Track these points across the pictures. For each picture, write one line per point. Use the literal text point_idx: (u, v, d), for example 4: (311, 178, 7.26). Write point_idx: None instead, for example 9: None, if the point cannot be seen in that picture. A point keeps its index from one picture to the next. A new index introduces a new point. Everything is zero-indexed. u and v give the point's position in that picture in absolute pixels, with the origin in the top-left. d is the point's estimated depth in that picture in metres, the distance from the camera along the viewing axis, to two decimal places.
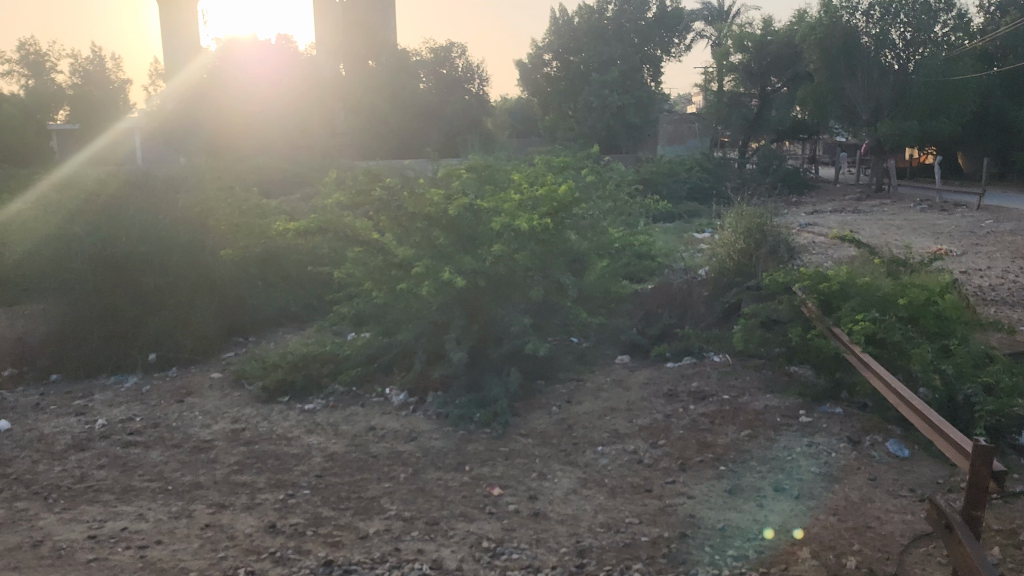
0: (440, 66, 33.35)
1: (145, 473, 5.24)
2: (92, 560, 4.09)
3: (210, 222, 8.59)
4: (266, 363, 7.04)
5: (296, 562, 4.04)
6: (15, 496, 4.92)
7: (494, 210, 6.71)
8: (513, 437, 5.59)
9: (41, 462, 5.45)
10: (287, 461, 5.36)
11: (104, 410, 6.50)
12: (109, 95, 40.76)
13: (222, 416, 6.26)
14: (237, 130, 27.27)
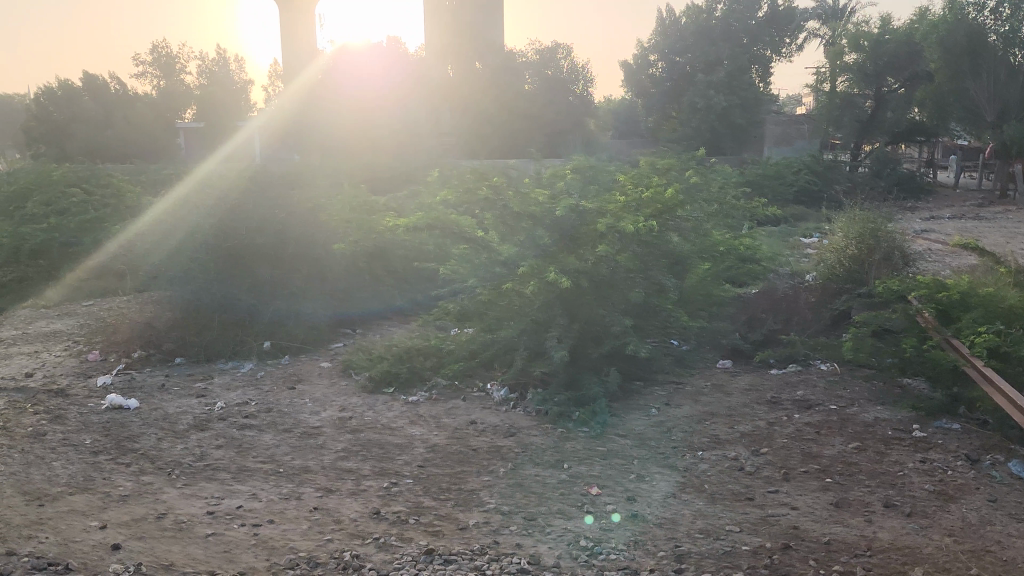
0: (546, 66, 33.54)
1: (258, 455, 5.50)
2: (209, 534, 4.33)
3: (324, 217, 8.96)
4: (372, 355, 7.28)
5: (398, 549, 4.16)
6: (143, 470, 5.25)
7: (598, 210, 6.77)
8: (611, 437, 5.58)
9: (165, 439, 5.80)
10: (391, 450, 5.53)
11: (222, 393, 6.86)
12: (232, 94, 42.69)
13: (330, 404, 6.50)
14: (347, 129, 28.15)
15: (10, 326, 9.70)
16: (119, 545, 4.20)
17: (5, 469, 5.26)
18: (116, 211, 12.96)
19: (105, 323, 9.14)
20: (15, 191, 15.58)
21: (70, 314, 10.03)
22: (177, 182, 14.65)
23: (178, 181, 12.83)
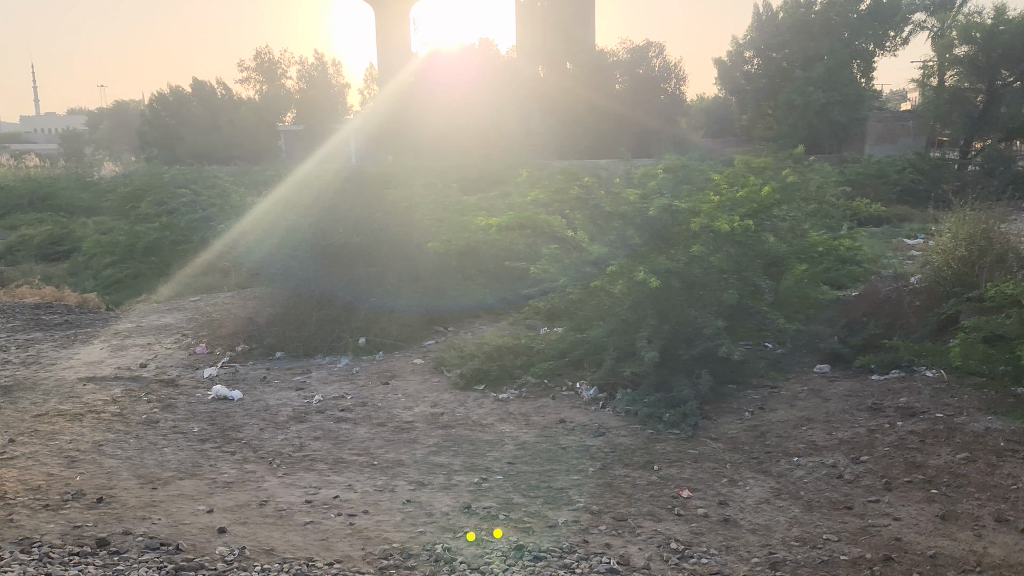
0: (637, 66, 33.00)
1: (353, 447, 5.66)
2: (307, 523, 4.48)
3: (416, 216, 9.11)
4: (463, 352, 7.39)
5: (489, 544, 4.20)
6: (246, 458, 5.49)
7: (691, 210, 6.67)
8: (702, 440, 5.49)
9: (266, 429, 6.04)
10: (481, 446, 5.59)
11: (319, 387, 7.09)
12: (330, 98, 43.98)
13: (422, 400, 6.63)
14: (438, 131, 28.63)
15: (125, 319, 10.29)
16: (225, 529, 4.40)
17: (121, 453, 5.60)
18: (222, 211, 13.54)
19: (211, 318, 9.55)
20: (131, 193, 16.51)
21: (179, 309, 10.55)
22: (278, 182, 15.20)
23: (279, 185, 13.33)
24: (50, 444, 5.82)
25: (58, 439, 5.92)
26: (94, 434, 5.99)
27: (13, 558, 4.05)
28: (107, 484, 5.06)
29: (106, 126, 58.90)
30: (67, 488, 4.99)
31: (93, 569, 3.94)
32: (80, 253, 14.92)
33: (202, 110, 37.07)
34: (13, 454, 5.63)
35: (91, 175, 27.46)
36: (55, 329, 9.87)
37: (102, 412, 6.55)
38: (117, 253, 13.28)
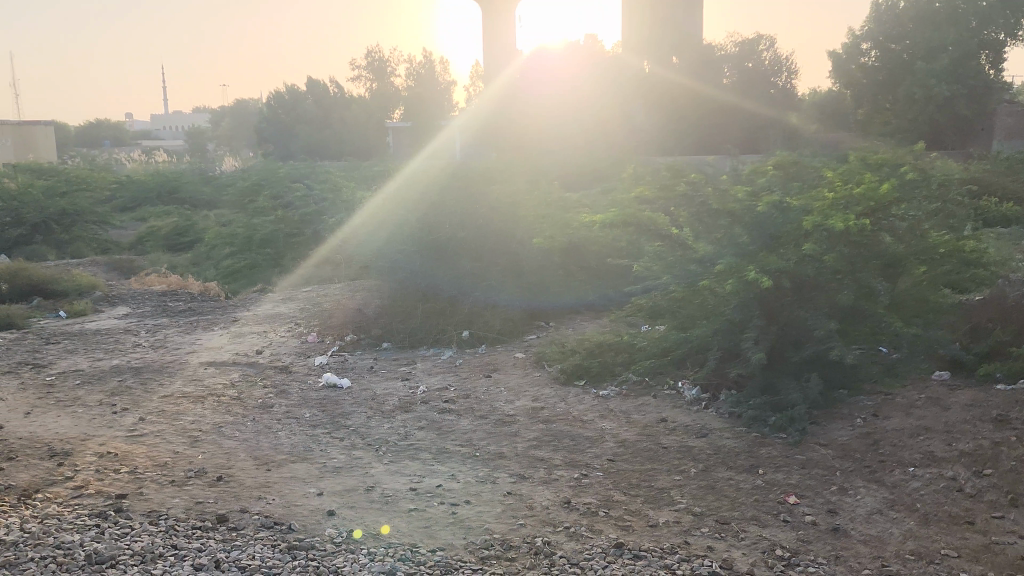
0: (746, 59, 32.40)
1: (456, 438, 5.77)
2: (411, 510, 4.60)
3: (520, 212, 9.18)
4: (564, 348, 7.41)
5: (589, 540, 4.22)
6: (354, 445, 5.67)
7: (803, 208, 6.45)
8: (810, 445, 5.32)
9: (373, 417, 6.23)
10: (581, 442, 5.60)
11: (424, 377, 7.26)
12: (437, 95, 44.77)
13: (523, 393, 6.70)
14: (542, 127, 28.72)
15: (243, 307, 10.81)
16: (333, 511, 4.57)
17: (238, 435, 5.89)
18: (334, 206, 14.03)
19: (322, 308, 9.93)
20: (249, 188, 17.29)
21: (292, 299, 11.00)
22: (387, 178, 15.64)
23: (388, 182, 13.72)
24: (175, 423, 6.19)
25: (182, 419, 6.29)
26: (214, 416, 6.34)
27: (143, 529, 4.34)
28: (226, 463, 5.35)
29: (227, 124, 61.51)
30: (190, 466, 5.31)
31: (213, 543, 4.18)
32: (203, 244, 15.76)
33: (315, 108, 38.46)
34: (142, 432, 6.03)
35: (213, 170, 28.94)
36: (180, 316, 10.47)
37: (221, 395, 6.91)
38: (236, 244, 13.94)
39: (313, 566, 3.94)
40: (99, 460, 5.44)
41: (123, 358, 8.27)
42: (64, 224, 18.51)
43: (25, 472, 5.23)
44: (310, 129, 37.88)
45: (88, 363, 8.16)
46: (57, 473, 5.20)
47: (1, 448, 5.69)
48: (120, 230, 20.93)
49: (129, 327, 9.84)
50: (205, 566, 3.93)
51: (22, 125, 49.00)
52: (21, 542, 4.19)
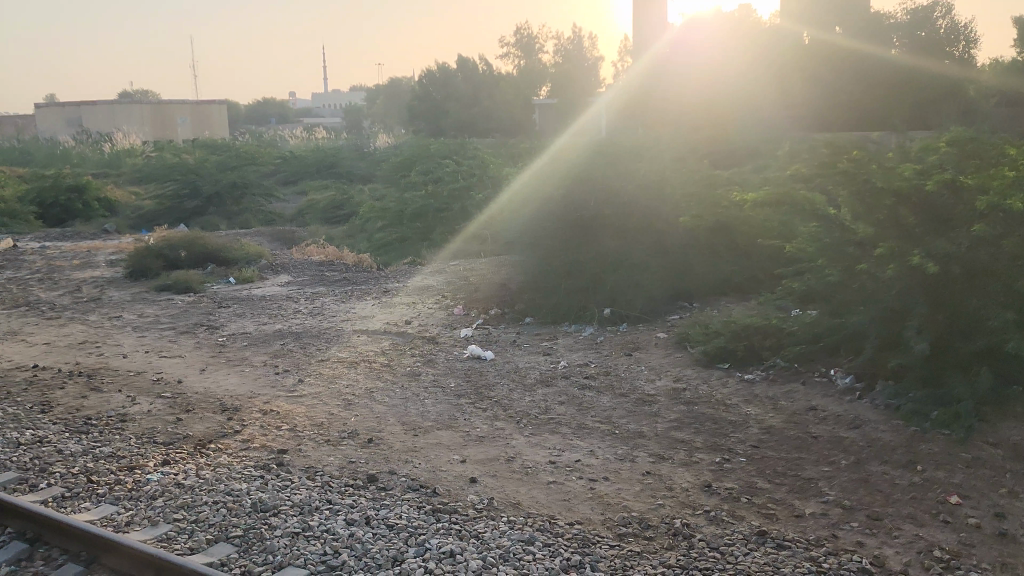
0: (919, 28, 29.86)
1: (596, 414, 5.80)
2: (551, 482, 4.68)
3: (667, 190, 8.95)
4: (709, 329, 7.23)
5: (729, 525, 4.14)
6: (496, 415, 5.82)
7: (980, 187, 5.94)
8: (976, 444, 4.94)
9: (515, 390, 6.36)
10: (725, 426, 5.47)
11: (565, 353, 7.32)
12: (586, 72, 44.39)
13: (665, 373, 6.63)
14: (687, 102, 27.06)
15: (394, 279, 11.25)
16: (475, 478, 4.72)
17: (388, 400, 6.18)
18: (482, 183, 14.30)
19: (469, 282, 10.20)
20: (402, 163, 17.89)
21: (441, 273, 11.33)
22: (534, 155, 15.74)
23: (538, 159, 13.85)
24: (331, 386, 6.57)
25: (338, 382, 6.67)
26: (366, 381, 6.67)
27: (301, 483, 4.65)
28: (376, 427, 5.62)
29: (381, 101, 63.60)
30: (344, 427, 5.61)
31: (364, 500, 4.41)
32: (357, 217, 16.50)
33: (465, 86, 39.16)
34: (302, 392, 6.43)
35: (368, 146, 30.16)
36: (336, 285, 11.04)
37: (373, 361, 7.27)
38: (389, 218, 14.50)
39: (456, 529, 4.09)
40: (264, 416, 5.85)
41: (285, 323, 8.83)
42: (235, 196, 19.91)
43: (200, 424, 5.73)
44: (460, 106, 38.65)
45: (254, 327, 8.79)
46: (227, 426, 5.65)
47: (181, 401, 6.25)
48: (284, 202, 22.25)
49: (291, 294, 10.48)
50: (356, 522, 4.17)
51: (199, 104, 52.88)
52: (196, 487, 4.60)
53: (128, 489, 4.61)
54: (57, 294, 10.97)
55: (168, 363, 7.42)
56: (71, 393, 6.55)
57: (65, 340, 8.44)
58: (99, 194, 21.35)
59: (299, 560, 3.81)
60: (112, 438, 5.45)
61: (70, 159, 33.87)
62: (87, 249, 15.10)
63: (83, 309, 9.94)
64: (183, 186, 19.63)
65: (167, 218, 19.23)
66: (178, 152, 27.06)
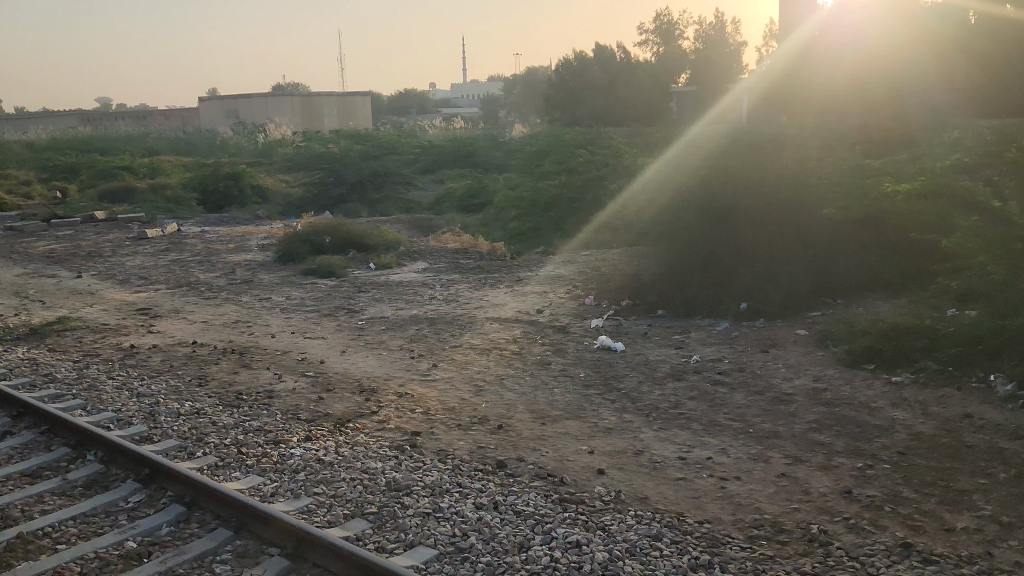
0: None
1: (729, 412, 5.63)
2: (680, 479, 4.59)
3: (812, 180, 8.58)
4: (853, 327, 6.85)
5: (871, 534, 3.93)
6: (625, 408, 5.76)
7: None
8: None
9: (645, 383, 6.27)
10: (868, 431, 5.18)
11: (697, 347, 7.15)
12: (726, 57, 42.85)
13: (804, 372, 6.35)
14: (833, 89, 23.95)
15: (526, 268, 11.32)
16: (603, 470, 4.69)
17: (518, 388, 6.25)
18: (615, 172, 14.13)
19: (601, 272, 10.11)
20: (537, 153, 17.93)
21: (573, 263, 11.30)
22: (668, 144, 15.35)
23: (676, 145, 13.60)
24: (463, 373, 6.70)
25: (469, 368, 6.80)
26: (497, 368, 6.78)
27: (433, 465, 4.78)
28: (506, 414, 5.70)
29: (517, 91, 63.94)
30: (475, 413, 5.72)
31: (493, 485, 4.49)
32: (491, 206, 16.71)
33: (602, 73, 38.69)
34: (435, 377, 6.62)
35: (503, 136, 30.46)
36: (470, 273, 11.24)
37: (504, 349, 7.36)
38: (522, 208, 14.61)
39: (583, 520, 4.09)
40: (399, 398, 6.06)
41: (421, 309, 9.10)
42: (376, 184, 20.62)
43: (340, 404, 5.99)
44: (596, 95, 38.25)
45: (391, 312, 9.09)
46: (364, 407, 5.88)
47: (323, 381, 6.57)
48: (422, 190, 22.80)
49: (427, 280, 10.77)
50: (485, 506, 4.25)
51: (345, 95, 55.05)
52: (335, 463, 4.83)
53: (274, 462, 4.89)
54: (214, 275, 11.76)
55: (311, 344, 7.80)
56: (224, 369, 7.01)
57: (220, 319, 9.04)
58: (253, 182, 22.65)
59: (429, 540, 3.91)
60: (260, 413, 5.80)
61: (228, 150, 36.14)
62: (241, 234, 16.08)
63: (237, 290, 10.59)
64: (328, 174, 20.52)
65: (313, 205, 20.16)
66: (325, 142, 28.33)
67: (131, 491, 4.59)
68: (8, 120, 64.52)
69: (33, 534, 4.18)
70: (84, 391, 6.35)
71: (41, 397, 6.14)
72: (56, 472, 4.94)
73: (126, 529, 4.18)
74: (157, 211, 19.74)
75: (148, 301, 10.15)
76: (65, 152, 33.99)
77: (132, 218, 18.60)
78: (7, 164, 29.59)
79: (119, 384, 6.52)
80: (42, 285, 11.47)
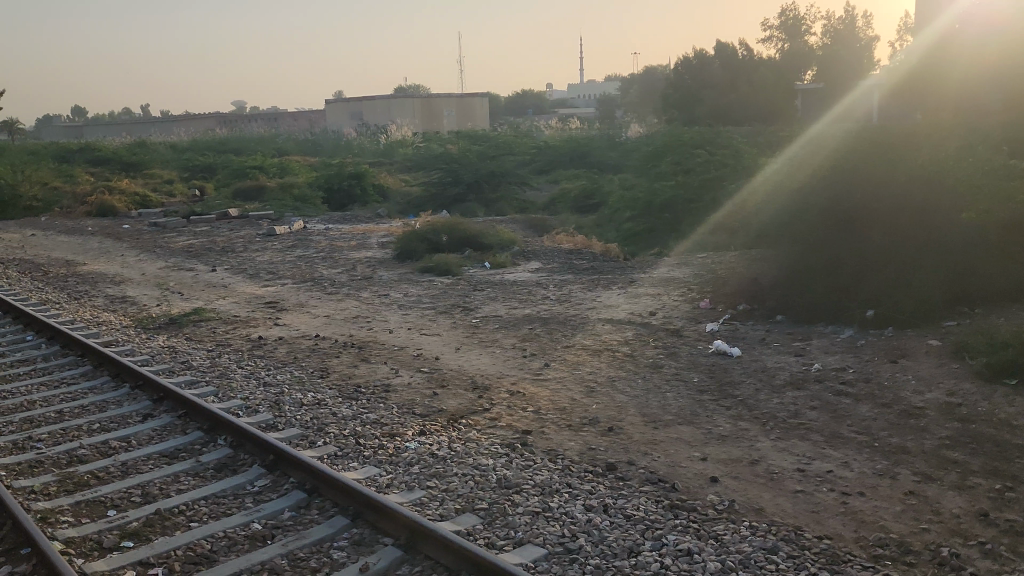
0: None
1: (853, 424, 5.38)
2: (798, 491, 4.43)
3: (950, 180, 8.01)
4: (993, 339, 6.40)
5: (1009, 562, 3.67)
6: (741, 415, 5.60)
7: None
8: None
9: (763, 391, 6.08)
10: (1008, 451, 4.83)
11: (820, 355, 6.87)
12: (857, 53, 40.85)
13: (936, 386, 5.99)
14: (967, 81, 21.85)
15: (640, 269, 11.20)
16: (716, 479, 4.58)
17: (630, 391, 6.18)
18: (734, 170, 13.74)
19: (717, 275, 9.89)
20: (654, 152, 17.69)
21: (687, 265, 11.08)
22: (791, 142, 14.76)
23: (802, 140, 13.08)
24: (574, 373, 6.69)
25: (581, 369, 6.79)
26: (609, 370, 6.73)
27: (543, 464, 4.79)
28: (617, 416, 5.65)
29: (635, 90, 63.14)
30: (586, 414, 5.70)
31: (602, 488, 4.46)
32: (606, 207, 16.61)
33: (723, 71, 37.62)
34: (547, 376, 6.63)
35: (619, 135, 30.18)
36: (584, 273, 11.21)
37: (616, 351, 7.30)
38: (637, 209, 14.44)
39: (694, 528, 4.00)
40: (511, 397, 6.11)
41: (534, 309, 9.14)
42: (492, 184, 20.88)
43: (453, 400, 6.10)
44: (716, 93, 37.27)
45: (505, 311, 9.18)
46: (477, 404, 5.97)
47: (437, 377, 6.72)
48: (537, 189, 22.89)
49: (540, 280, 10.81)
50: (594, 508, 4.23)
51: (463, 96, 55.98)
52: (448, 458, 4.92)
53: (389, 455, 5.03)
54: (336, 271, 12.21)
55: (426, 340, 7.98)
56: (344, 362, 7.27)
57: (341, 313, 9.39)
58: (374, 181, 23.38)
59: (538, 539, 3.92)
60: (377, 406, 5.98)
61: (351, 150, 37.46)
62: (363, 232, 16.63)
63: (358, 286, 10.97)
64: (446, 174, 20.92)
65: (431, 204, 20.61)
66: (444, 143, 28.91)
67: (257, 475, 4.84)
68: (155, 123, 69.21)
69: (169, 511, 4.47)
70: (216, 379, 6.73)
71: (179, 383, 6.56)
72: (190, 454, 5.26)
73: (252, 511, 4.40)
74: (286, 209, 20.69)
75: (275, 295, 10.65)
76: (204, 152, 36.17)
77: (262, 216, 19.57)
78: (153, 163, 31.73)
79: (248, 374, 6.88)
80: (181, 278, 12.24)
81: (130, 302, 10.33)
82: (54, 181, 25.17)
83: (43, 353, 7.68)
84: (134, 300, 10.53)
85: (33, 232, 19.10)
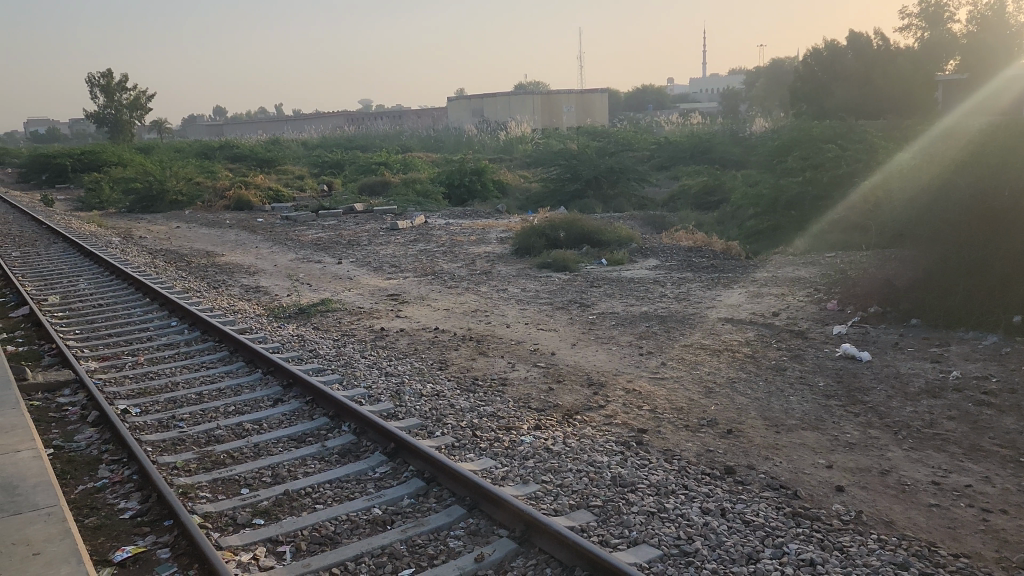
0: None
1: (996, 437, 5.03)
2: (933, 505, 4.18)
3: None
4: None
5: None
6: (871, 423, 5.34)
7: None
8: None
9: (895, 398, 5.77)
10: None
11: (959, 362, 6.46)
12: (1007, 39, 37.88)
13: None
14: None
15: (763, 268, 10.85)
16: (843, 488, 4.39)
17: (751, 393, 6.00)
18: (867, 163, 13.07)
19: (846, 274, 9.46)
20: (779, 147, 17.09)
21: (814, 265, 10.65)
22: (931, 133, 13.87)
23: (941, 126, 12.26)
24: (693, 373, 6.56)
25: (700, 369, 6.64)
26: (729, 371, 6.56)
27: (659, 464, 4.73)
28: (737, 418, 5.51)
29: (760, 83, 61.13)
30: (704, 415, 5.58)
31: (720, 491, 4.36)
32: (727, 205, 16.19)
33: (856, 63, 35.84)
34: (664, 375, 6.53)
35: (741, 130, 29.34)
36: (704, 272, 10.96)
37: (737, 351, 7.11)
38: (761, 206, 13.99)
39: (818, 538, 3.85)
40: (627, 394, 6.07)
41: (651, 307, 9.03)
42: (611, 180, 20.70)
43: (569, 396, 6.11)
44: (847, 85, 35.53)
45: (622, 307, 9.10)
46: (593, 400, 5.95)
47: (554, 372, 6.74)
48: (657, 186, 22.55)
49: (658, 278, 10.66)
50: (711, 511, 4.14)
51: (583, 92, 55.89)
52: (563, 454, 4.93)
53: (504, 447, 5.10)
54: (456, 266, 12.46)
55: (543, 336, 8.01)
56: (462, 355, 7.41)
57: (460, 307, 9.56)
58: (494, 177, 23.66)
59: (653, 539, 3.87)
60: (494, 399, 6.06)
61: (473, 146, 38.13)
62: (482, 227, 16.87)
63: (476, 281, 11.16)
64: (566, 170, 20.93)
65: (550, 201, 20.71)
66: (564, 138, 28.95)
67: (378, 462, 5.00)
68: (288, 121, 72.53)
69: (297, 492, 4.68)
70: (341, 367, 7.00)
71: (306, 370, 6.86)
72: (316, 439, 5.49)
73: (374, 496, 4.55)
74: (408, 204, 21.27)
75: (397, 287, 10.98)
76: (333, 149, 37.59)
77: (387, 211, 20.21)
78: (286, 160, 33.29)
79: (371, 363, 7.11)
80: (310, 269, 12.79)
81: (263, 292, 10.88)
82: (197, 177, 26.77)
83: (184, 339, 8.22)
84: (267, 290, 11.08)
85: (178, 224, 20.42)
